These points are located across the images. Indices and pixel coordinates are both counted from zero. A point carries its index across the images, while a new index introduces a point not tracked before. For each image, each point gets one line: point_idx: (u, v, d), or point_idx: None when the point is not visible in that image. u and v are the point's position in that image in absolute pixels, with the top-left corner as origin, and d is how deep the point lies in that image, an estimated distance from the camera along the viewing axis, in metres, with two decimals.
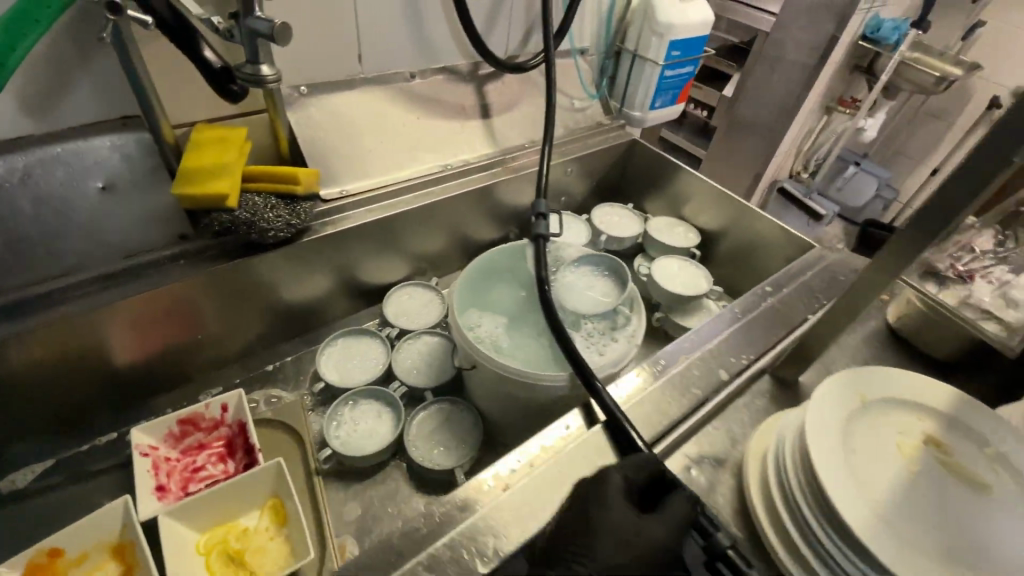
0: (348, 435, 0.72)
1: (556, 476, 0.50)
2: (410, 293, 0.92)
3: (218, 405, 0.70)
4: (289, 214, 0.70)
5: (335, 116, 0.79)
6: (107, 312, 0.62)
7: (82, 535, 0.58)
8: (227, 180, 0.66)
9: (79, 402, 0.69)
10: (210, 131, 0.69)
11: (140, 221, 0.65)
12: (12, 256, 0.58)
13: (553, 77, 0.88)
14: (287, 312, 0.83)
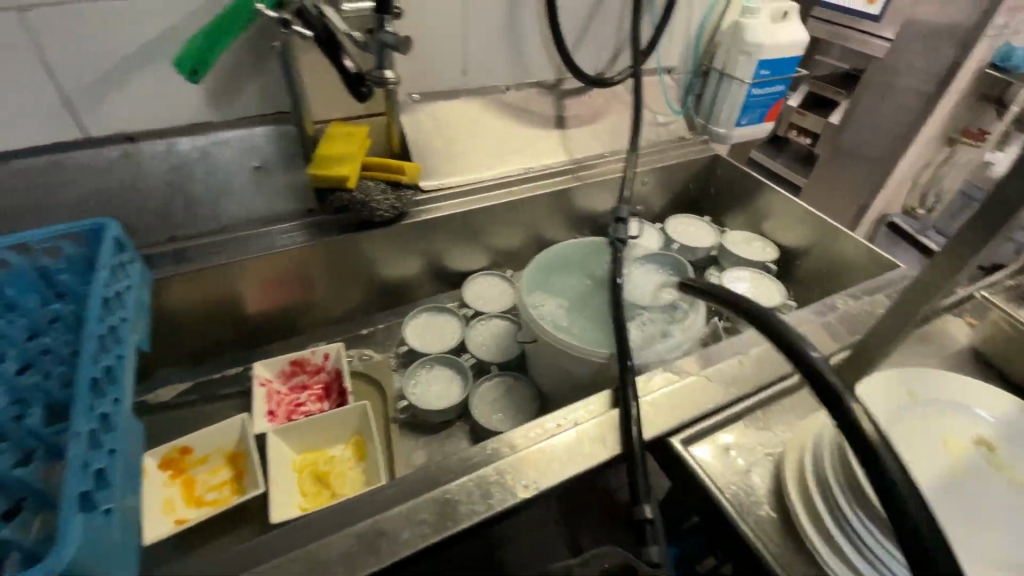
0: (421, 393, 0.82)
1: (589, 441, 0.54)
2: (487, 281, 1.01)
3: (322, 353, 0.84)
4: (394, 198, 0.82)
5: (438, 119, 0.91)
6: (248, 264, 0.78)
7: (212, 436, 0.73)
8: (350, 167, 0.80)
9: (217, 338, 0.85)
10: (339, 127, 0.84)
11: (280, 195, 0.81)
12: (190, 214, 0.76)
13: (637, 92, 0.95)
14: (382, 285, 0.95)
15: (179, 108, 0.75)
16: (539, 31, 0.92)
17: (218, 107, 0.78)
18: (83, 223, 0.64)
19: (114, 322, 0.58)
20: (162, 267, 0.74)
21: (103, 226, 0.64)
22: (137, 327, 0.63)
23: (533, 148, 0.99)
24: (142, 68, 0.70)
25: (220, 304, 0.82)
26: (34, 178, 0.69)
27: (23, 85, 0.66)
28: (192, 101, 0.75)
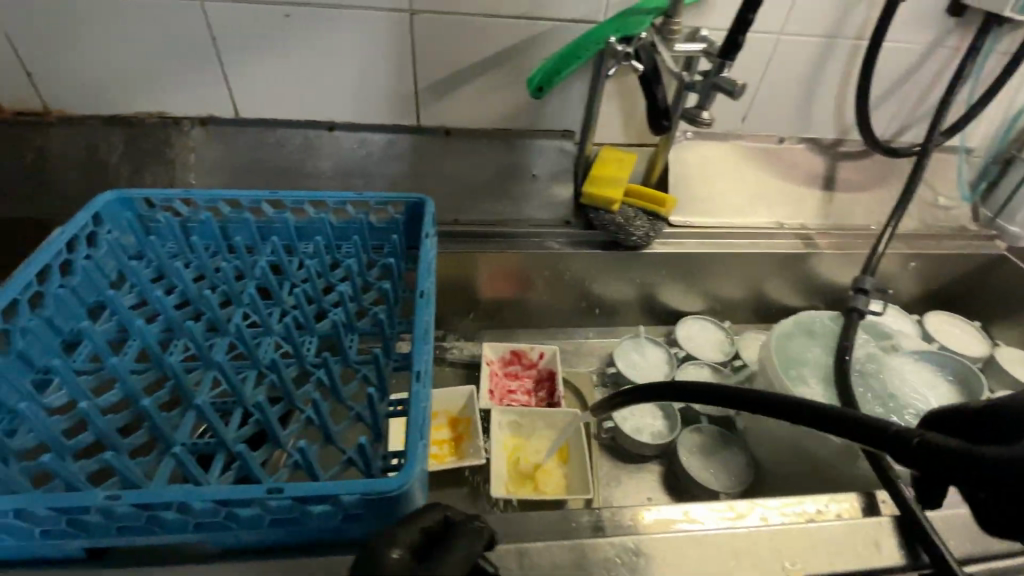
0: (627, 420, 0.82)
1: (809, 544, 0.51)
2: (701, 326, 0.98)
3: (538, 352, 0.89)
4: (649, 227, 0.85)
5: (704, 159, 0.92)
6: (506, 256, 0.87)
7: (443, 397, 0.82)
8: (617, 191, 0.86)
9: (453, 312, 0.95)
10: (612, 152, 0.90)
11: (546, 202, 0.90)
12: (474, 202, 0.88)
13: (923, 167, 0.84)
14: (602, 304, 0.98)
15: (494, 112, 0.87)
16: (834, 92, 0.90)
17: (520, 115, 0.89)
18: (411, 196, 0.76)
19: (428, 285, 0.67)
20: (441, 244, 0.85)
21: (425, 202, 0.75)
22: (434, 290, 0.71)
23: (793, 205, 0.94)
24: (480, 74, 0.83)
25: (470, 284, 0.92)
26: (384, 149, 0.87)
27: (396, 74, 0.81)
28: (505, 107, 0.87)
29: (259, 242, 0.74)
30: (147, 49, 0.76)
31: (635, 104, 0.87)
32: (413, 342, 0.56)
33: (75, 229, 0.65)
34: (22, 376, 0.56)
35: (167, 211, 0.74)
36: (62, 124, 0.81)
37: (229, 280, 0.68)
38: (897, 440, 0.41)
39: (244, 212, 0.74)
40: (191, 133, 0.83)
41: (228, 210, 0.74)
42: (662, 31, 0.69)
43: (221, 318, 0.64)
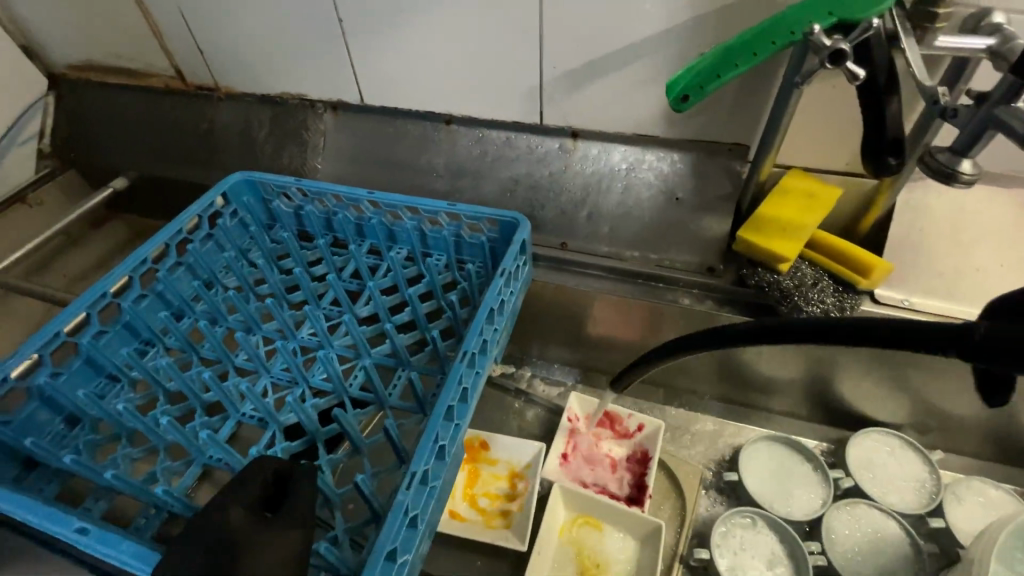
0: (729, 554, 0.62)
1: None
2: (890, 449, 0.67)
3: (636, 422, 0.72)
4: (834, 304, 0.58)
5: (959, 211, 0.60)
6: (615, 299, 0.69)
7: (508, 448, 0.71)
8: (798, 244, 0.59)
9: (550, 343, 0.83)
10: (802, 182, 0.63)
11: (686, 240, 0.69)
12: (593, 226, 0.72)
13: None
14: (739, 378, 0.74)
15: (635, 114, 0.69)
16: None
17: (675, 121, 0.67)
18: (506, 213, 0.66)
19: (484, 337, 0.56)
20: (543, 272, 0.72)
21: (518, 224, 0.65)
22: (502, 337, 0.61)
23: None
24: (624, 66, 0.64)
25: (572, 320, 0.77)
26: (501, 149, 0.76)
27: (522, 63, 0.68)
28: (652, 108, 0.67)
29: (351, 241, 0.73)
30: (284, 30, 0.74)
31: (850, 116, 0.59)
32: (426, 423, 0.47)
33: (199, 211, 0.71)
34: (125, 345, 0.63)
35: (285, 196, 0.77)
36: (227, 100, 0.87)
37: (308, 282, 0.70)
38: (903, 334, 0.36)
39: (345, 209, 0.73)
40: (323, 117, 0.83)
41: (333, 203, 0.74)
42: (912, 16, 0.44)
43: (289, 323, 0.67)
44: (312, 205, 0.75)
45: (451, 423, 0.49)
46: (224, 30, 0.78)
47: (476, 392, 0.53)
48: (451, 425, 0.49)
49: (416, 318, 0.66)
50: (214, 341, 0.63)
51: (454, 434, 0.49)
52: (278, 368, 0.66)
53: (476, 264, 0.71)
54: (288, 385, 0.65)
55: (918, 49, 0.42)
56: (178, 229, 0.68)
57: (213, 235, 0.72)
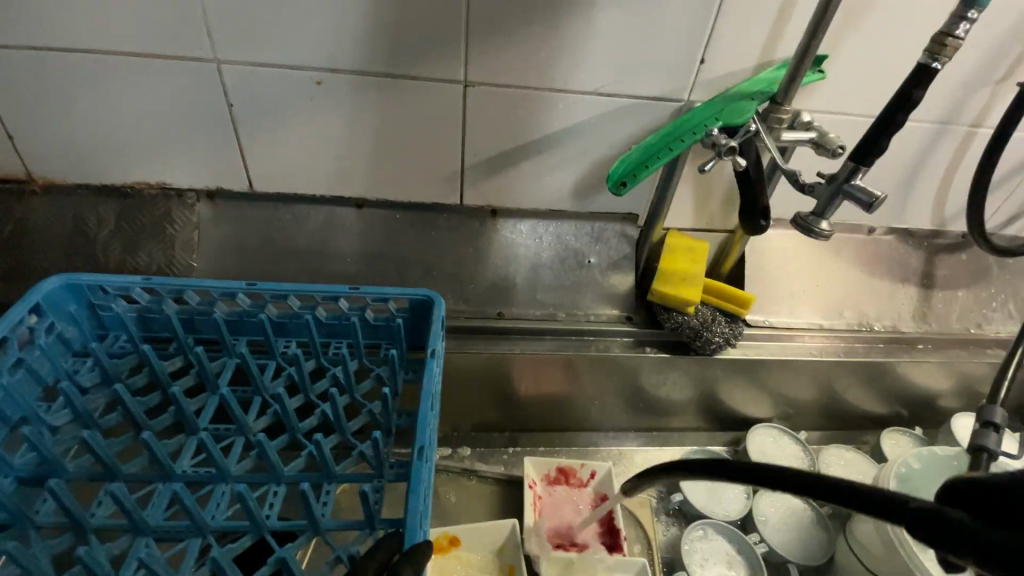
0: (699, 569, 0.69)
1: None
2: (774, 438, 0.84)
3: (588, 470, 0.76)
4: (730, 332, 0.74)
5: (782, 251, 0.81)
6: (554, 358, 0.75)
7: (480, 533, 0.67)
8: (696, 290, 0.73)
9: (489, 413, 0.83)
10: (681, 239, 0.77)
11: (602, 296, 0.78)
12: (520, 294, 0.76)
13: None
14: (654, 407, 0.85)
15: (548, 194, 0.75)
16: (940, 178, 0.78)
17: (580, 196, 0.77)
18: (416, 291, 0.63)
19: (431, 427, 0.52)
20: (486, 344, 0.74)
21: (433, 301, 0.62)
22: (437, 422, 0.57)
23: (880, 303, 0.82)
24: (538, 153, 0.71)
25: (509, 387, 0.79)
26: (420, 230, 0.75)
27: (440, 150, 0.70)
28: (562, 188, 0.75)
29: (227, 339, 0.62)
30: (151, 113, 0.64)
31: (712, 189, 0.75)
32: (406, 537, 0.42)
33: (6, 330, 0.52)
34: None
35: (125, 299, 0.62)
36: (46, 194, 0.69)
37: (182, 398, 0.55)
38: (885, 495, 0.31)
39: (214, 305, 0.62)
40: (196, 208, 0.71)
41: (196, 300, 0.62)
42: (769, 119, 0.58)
43: (166, 456, 0.50)
44: (169, 305, 0.61)
45: (423, 530, 0.44)
46: (53, 111, 0.63)
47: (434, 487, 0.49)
48: (423, 529, 0.44)
49: (335, 416, 0.56)
50: (63, 501, 0.44)
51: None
52: (159, 519, 0.48)
53: (388, 346, 0.66)
54: (180, 535, 0.47)
55: (773, 142, 0.59)
56: None
57: (25, 360, 0.53)
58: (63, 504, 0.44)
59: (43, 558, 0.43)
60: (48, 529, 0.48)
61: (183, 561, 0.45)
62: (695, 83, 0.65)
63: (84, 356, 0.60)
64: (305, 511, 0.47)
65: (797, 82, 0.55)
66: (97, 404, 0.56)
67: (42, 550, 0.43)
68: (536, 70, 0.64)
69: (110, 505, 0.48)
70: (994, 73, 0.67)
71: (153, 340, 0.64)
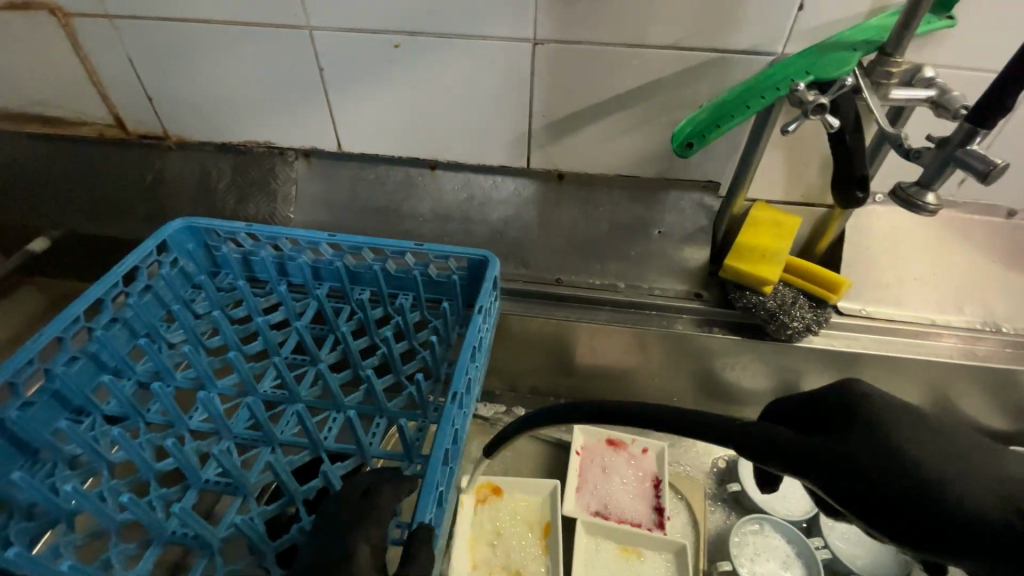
0: (747, 562, 0.65)
1: None
2: None
3: (640, 446, 0.75)
4: (813, 318, 0.67)
5: (891, 231, 0.71)
6: (610, 328, 0.73)
7: (522, 487, 0.70)
8: (776, 268, 0.67)
9: (546, 377, 0.84)
10: (767, 212, 0.70)
11: (669, 270, 0.74)
12: (582, 262, 0.75)
13: None
14: (721, 391, 0.80)
15: (619, 159, 0.73)
16: None
17: (652, 162, 0.73)
18: (474, 251, 0.65)
19: (470, 377, 0.54)
20: (543, 309, 0.74)
21: (488, 261, 0.64)
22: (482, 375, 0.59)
23: (1018, 301, 0.68)
24: (608, 114, 0.69)
25: (566, 352, 0.79)
26: (487, 192, 0.77)
27: (509, 112, 0.70)
28: (633, 153, 0.72)
29: (310, 284, 0.70)
30: (257, 77, 0.72)
31: (807, 157, 0.67)
32: (425, 473, 0.43)
33: (137, 260, 0.63)
34: (55, 418, 0.55)
35: (232, 242, 0.72)
36: (178, 150, 0.81)
37: (268, 331, 0.63)
38: (772, 447, 0.35)
39: (301, 252, 0.70)
40: (294, 164, 0.80)
41: (287, 247, 0.70)
42: (875, 73, 0.50)
43: (250, 376, 0.59)
44: (266, 250, 0.70)
45: (446, 468, 0.46)
46: (182, 75, 0.73)
47: (466, 433, 0.51)
48: (447, 469, 0.46)
49: (393, 358, 0.62)
50: (166, 402, 0.53)
51: (449, 478, 0.46)
52: (240, 428, 0.56)
53: (447, 301, 0.69)
54: (254, 444, 0.55)
55: (879, 102, 0.51)
56: (114, 282, 0.60)
57: (153, 287, 0.65)
58: (166, 404, 0.54)
59: (147, 448, 0.53)
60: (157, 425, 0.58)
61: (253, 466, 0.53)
62: (791, 33, 0.58)
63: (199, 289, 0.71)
64: (353, 437, 0.52)
65: (913, 26, 0.46)
66: (205, 329, 0.67)
67: (147, 440, 0.53)
68: (607, 24, 0.61)
69: (204, 412, 0.57)
70: None
71: (253, 281, 0.74)
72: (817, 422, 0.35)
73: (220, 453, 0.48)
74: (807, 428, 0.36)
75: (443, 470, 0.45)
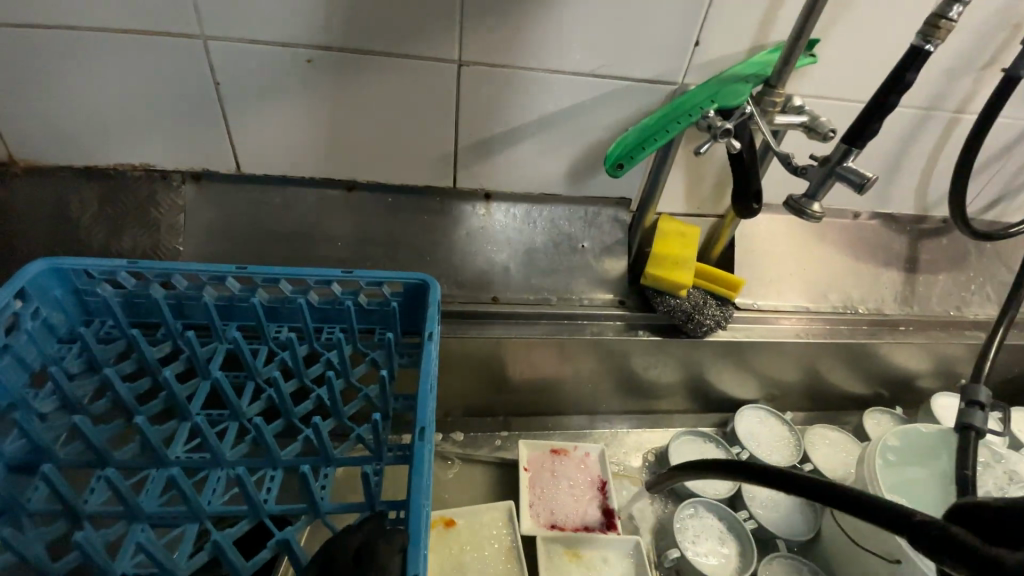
0: (690, 544, 0.70)
1: None
2: (761, 419, 0.87)
3: (582, 451, 0.78)
4: (720, 315, 0.75)
5: (772, 235, 0.82)
6: (547, 342, 0.75)
7: (475, 514, 0.68)
8: (687, 274, 0.74)
9: (483, 398, 0.83)
10: (671, 224, 0.77)
11: (595, 281, 0.78)
12: (514, 279, 0.76)
13: None
14: (646, 390, 0.86)
15: (542, 178, 0.75)
16: (923, 164, 0.79)
17: (572, 181, 0.76)
18: (411, 275, 0.62)
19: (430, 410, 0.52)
20: (482, 329, 0.74)
21: (428, 285, 0.62)
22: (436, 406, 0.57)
23: (863, 287, 0.84)
24: (531, 136, 0.70)
25: (502, 371, 0.79)
26: (412, 214, 0.75)
27: (434, 133, 0.69)
28: (556, 173, 0.75)
29: (217, 324, 0.61)
30: (133, 92, 0.62)
31: (703, 173, 0.76)
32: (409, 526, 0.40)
33: None
34: None
35: (110, 283, 0.60)
36: (26, 176, 0.67)
37: (175, 385, 0.54)
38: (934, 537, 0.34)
39: (203, 290, 0.60)
40: (181, 190, 0.69)
41: (185, 285, 0.60)
42: (763, 102, 0.59)
43: (160, 441, 0.50)
44: (156, 289, 0.59)
45: (426, 515, 0.43)
46: (27, 87, 0.60)
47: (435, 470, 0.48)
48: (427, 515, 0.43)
49: (333, 400, 0.57)
50: (57, 491, 0.44)
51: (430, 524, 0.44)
52: (154, 505, 0.48)
53: (382, 330, 0.65)
54: (175, 521, 0.48)
55: (767, 125, 0.60)
56: None
57: (11, 347, 0.52)
58: (57, 491, 0.44)
59: (38, 546, 0.44)
60: (42, 516, 0.48)
61: (181, 546, 0.45)
62: (690, 66, 0.65)
63: (70, 342, 0.59)
64: (305, 495, 0.46)
65: (792, 63, 0.56)
66: (85, 391, 0.56)
67: (37, 537, 0.44)
68: (530, 51, 0.63)
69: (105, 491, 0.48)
70: (981, 59, 0.68)
71: (140, 325, 0.63)
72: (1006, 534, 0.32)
73: (144, 542, 0.41)
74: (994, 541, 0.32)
75: (424, 518, 0.42)
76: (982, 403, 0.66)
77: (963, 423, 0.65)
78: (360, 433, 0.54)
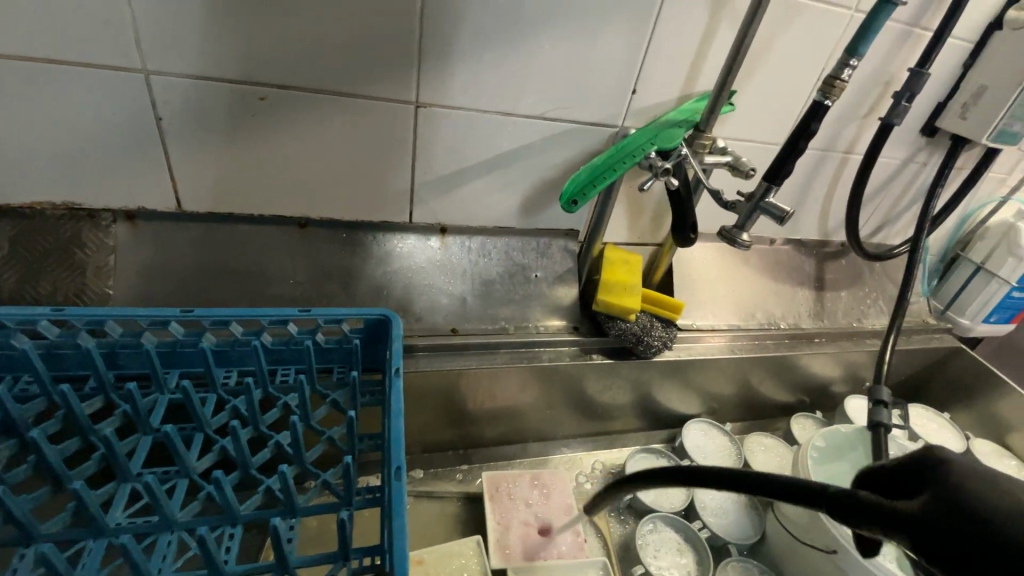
0: (653, 559, 0.73)
1: None
2: (705, 431, 0.93)
3: (545, 477, 0.79)
4: (665, 336, 0.81)
5: (703, 261, 0.91)
6: (506, 372, 0.76)
7: (444, 553, 0.67)
8: (635, 299, 0.80)
9: (443, 432, 0.82)
10: (617, 252, 0.83)
11: (549, 309, 0.81)
12: (471, 310, 0.77)
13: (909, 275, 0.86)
14: (600, 412, 0.90)
15: (495, 213, 0.78)
16: (823, 197, 0.91)
17: (523, 214, 0.80)
18: (372, 311, 0.62)
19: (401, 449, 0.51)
20: (442, 361, 0.74)
21: (389, 320, 0.61)
22: None
23: (783, 305, 0.94)
24: (485, 173, 0.73)
25: (462, 403, 0.79)
26: (366, 248, 0.74)
27: (388, 169, 0.70)
28: (508, 207, 0.78)
29: (159, 373, 0.56)
30: (57, 125, 0.57)
31: (643, 206, 0.83)
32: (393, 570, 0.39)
33: None
34: None
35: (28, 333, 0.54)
36: None
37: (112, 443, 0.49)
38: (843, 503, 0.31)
39: (141, 336, 0.56)
40: (112, 229, 0.65)
41: (119, 331, 0.55)
42: (695, 144, 0.66)
43: (98, 508, 0.45)
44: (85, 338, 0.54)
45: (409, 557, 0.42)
46: None
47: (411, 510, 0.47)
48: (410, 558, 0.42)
49: (295, 446, 0.54)
50: None
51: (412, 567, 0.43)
52: None
53: (342, 368, 0.63)
54: None
55: (699, 164, 0.67)
56: None
57: None
58: None
59: None
60: None
61: None
62: (628, 111, 0.72)
63: None
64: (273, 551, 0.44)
65: (717, 111, 0.64)
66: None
67: None
68: (482, 93, 0.66)
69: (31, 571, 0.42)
70: (862, 108, 0.81)
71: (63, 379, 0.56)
72: (899, 485, 0.30)
73: None
74: (888, 494, 0.31)
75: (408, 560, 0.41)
76: (885, 401, 0.75)
77: (874, 420, 0.74)
78: (327, 478, 0.52)
